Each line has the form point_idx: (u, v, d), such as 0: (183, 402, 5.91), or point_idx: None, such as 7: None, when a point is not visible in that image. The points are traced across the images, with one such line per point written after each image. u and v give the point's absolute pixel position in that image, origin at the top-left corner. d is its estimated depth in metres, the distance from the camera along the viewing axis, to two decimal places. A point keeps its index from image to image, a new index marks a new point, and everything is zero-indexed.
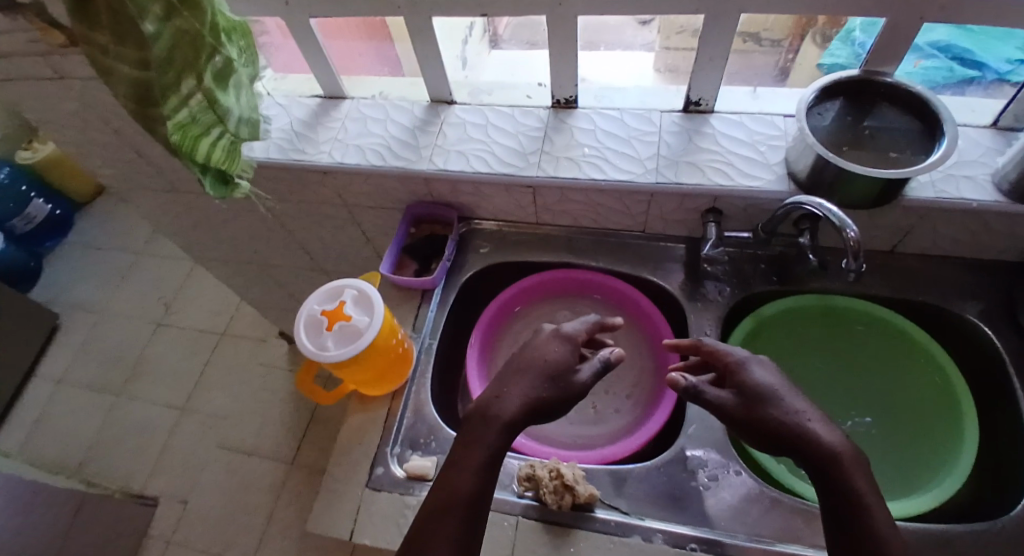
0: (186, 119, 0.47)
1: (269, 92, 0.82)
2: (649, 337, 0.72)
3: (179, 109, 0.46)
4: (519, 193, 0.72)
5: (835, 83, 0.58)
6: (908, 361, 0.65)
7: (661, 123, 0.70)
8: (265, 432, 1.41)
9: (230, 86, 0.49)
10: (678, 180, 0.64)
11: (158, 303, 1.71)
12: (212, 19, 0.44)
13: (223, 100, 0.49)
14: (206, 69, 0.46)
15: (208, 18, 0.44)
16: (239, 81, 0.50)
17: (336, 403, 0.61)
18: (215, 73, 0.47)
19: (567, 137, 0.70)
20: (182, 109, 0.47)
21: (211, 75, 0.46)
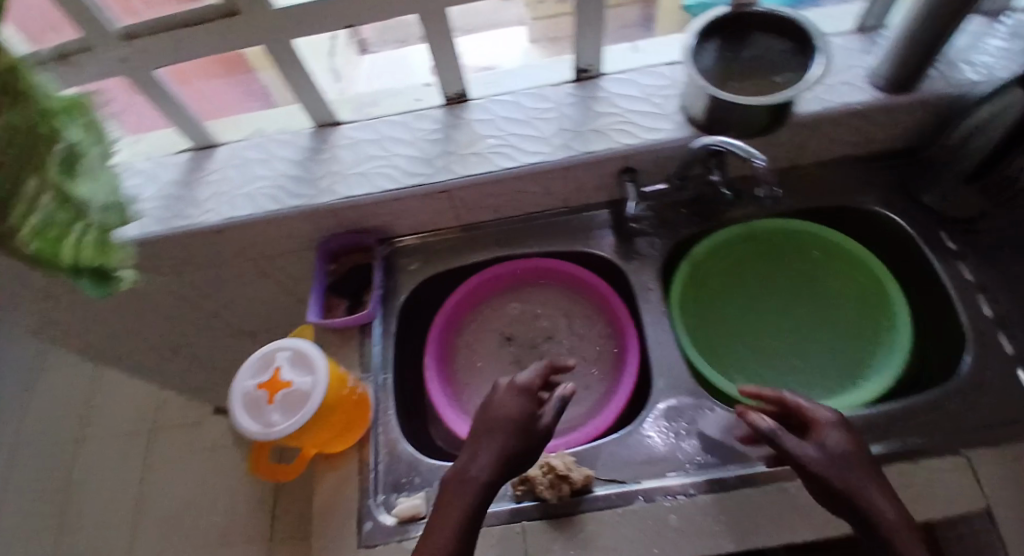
0: (42, 224, 0.39)
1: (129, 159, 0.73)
2: (599, 306, 0.73)
3: (29, 217, 0.38)
4: (435, 200, 0.69)
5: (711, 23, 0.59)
6: (825, 263, 0.70)
7: (557, 97, 0.69)
8: (235, 514, 1.30)
9: (79, 171, 0.42)
10: (588, 150, 0.65)
11: (69, 413, 1.52)
12: (45, 106, 0.37)
13: (75, 191, 0.42)
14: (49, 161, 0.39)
15: (40, 106, 0.37)
16: (92, 165, 0.44)
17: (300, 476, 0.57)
18: (63, 160, 0.40)
19: (469, 133, 0.69)
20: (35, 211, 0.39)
21: (55, 167, 0.39)
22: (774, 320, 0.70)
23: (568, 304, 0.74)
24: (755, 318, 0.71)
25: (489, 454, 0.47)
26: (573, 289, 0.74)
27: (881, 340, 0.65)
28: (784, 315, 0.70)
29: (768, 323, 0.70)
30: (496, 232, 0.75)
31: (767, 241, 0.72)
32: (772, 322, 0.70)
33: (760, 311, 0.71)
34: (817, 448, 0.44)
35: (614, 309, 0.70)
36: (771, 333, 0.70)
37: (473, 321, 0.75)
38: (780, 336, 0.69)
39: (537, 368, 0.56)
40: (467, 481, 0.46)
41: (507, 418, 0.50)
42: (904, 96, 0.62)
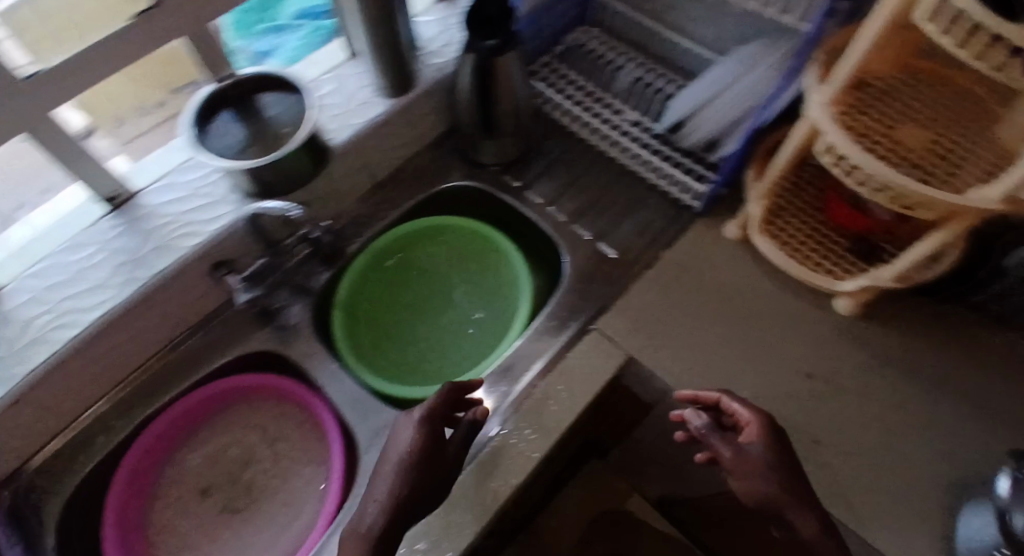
0: None
1: None
2: (280, 396, 0.70)
3: None
4: (10, 416, 0.56)
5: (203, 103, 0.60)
6: (440, 242, 0.78)
7: (100, 232, 0.62)
8: None
9: None
10: (156, 271, 0.60)
11: None
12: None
13: None
14: None
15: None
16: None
17: None
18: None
19: (8, 324, 0.57)
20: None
21: None
22: (429, 307, 0.76)
23: (252, 413, 0.70)
24: (413, 316, 0.75)
25: (383, 492, 0.48)
26: (247, 397, 0.70)
27: (510, 276, 0.76)
28: (434, 299, 0.77)
29: (425, 313, 0.76)
30: (123, 396, 0.67)
31: (387, 252, 0.76)
32: (428, 310, 0.76)
33: (414, 307, 0.76)
34: (737, 453, 0.50)
35: (291, 393, 0.68)
36: (432, 320, 0.75)
37: (158, 496, 0.66)
38: (440, 318, 0.75)
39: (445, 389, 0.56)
40: (360, 535, 0.46)
41: (410, 450, 0.50)
42: (409, 95, 0.71)
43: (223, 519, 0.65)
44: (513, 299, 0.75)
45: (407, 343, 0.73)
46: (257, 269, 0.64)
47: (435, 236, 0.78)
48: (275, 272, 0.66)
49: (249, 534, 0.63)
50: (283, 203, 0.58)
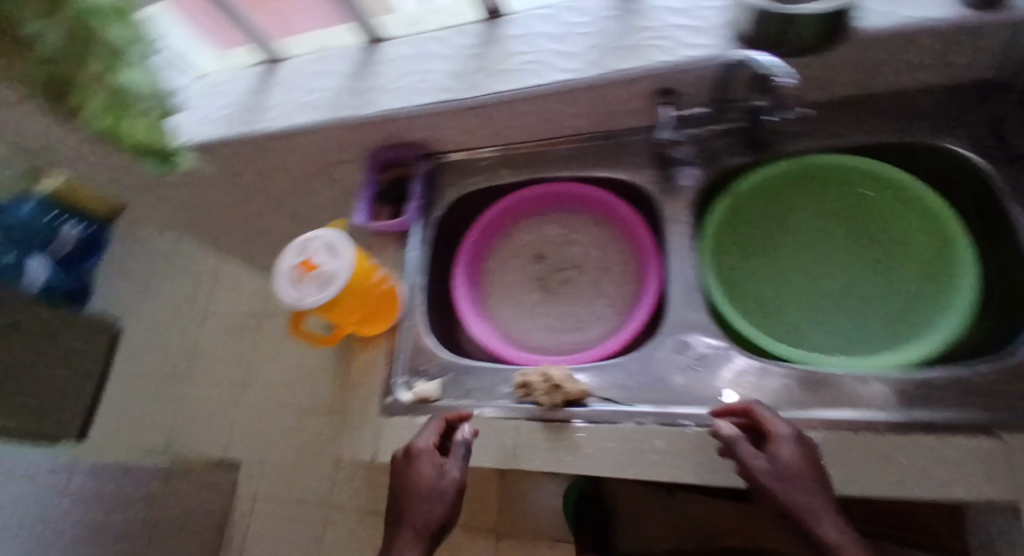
0: (111, 100, 0.52)
1: (216, 71, 0.84)
2: (628, 236, 0.72)
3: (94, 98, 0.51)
4: (468, 119, 0.70)
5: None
6: (884, 207, 0.65)
7: (597, 9, 0.65)
8: (319, 389, 1.49)
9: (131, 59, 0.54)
10: (620, 67, 0.61)
11: (196, 296, 1.79)
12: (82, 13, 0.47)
13: (131, 78, 0.54)
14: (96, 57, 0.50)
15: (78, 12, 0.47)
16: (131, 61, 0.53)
17: (334, 344, 0.66)
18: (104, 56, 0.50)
19: (502, 49, 0.67)
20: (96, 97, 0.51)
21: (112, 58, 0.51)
22: (808, 277, 0.68)
23: (600, 233, 0.74)
24: (787, 272, 0.69)
25: (428, 471, 0.55)
26: (605, 216, 0.74)
27: (939, 293, 0.59)
28: (819, 274, 0.68)
29: (800, 279, 0.68)
30: (528, 154, 0.76)
31: (819, 175, 0.67)
32: (805, 278, 0.68)
33: (794, 265, 0.69)
34: None
35: (641, 242, 0.69)
36: (801, 290, 0.68)
37: (507, 237, 0.78)
38: (810, 294, 0.67)
39: (432, 427, 0.60)
40: (427, 495, 0.54)
41: (432, 460, 0.56)
42: (995, 12, 0.52)
43: (529, 287, 0.74)
44: (919, 321, 0.60)
45: (761, 290, 0.68)
46: (692, 115, 0.64)
47: (885, 195, 0.65)
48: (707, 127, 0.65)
49: (535, 312, 0.73)
50: (780, 63, 0.50)
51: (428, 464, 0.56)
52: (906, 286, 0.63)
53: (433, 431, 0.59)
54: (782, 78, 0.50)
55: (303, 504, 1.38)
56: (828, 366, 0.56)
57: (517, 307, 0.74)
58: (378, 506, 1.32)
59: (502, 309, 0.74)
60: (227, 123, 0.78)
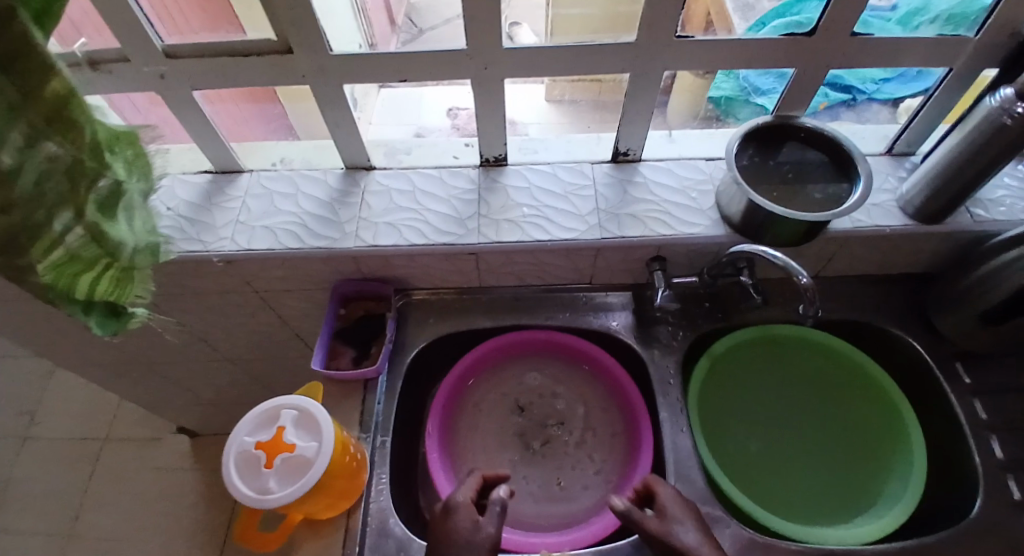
0: (62, 262, 0.31)
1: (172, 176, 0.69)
2: (613, 394, 0.69)
3: (51, 250, 0.31)
4: (459, 261, 0.67)
5: (750, 130, 0.62)
6: (827, 376, 0.71)
7: (595, 174, 0.70)
8: (172, 547, 1.16)
9: (120, 211, 0.34)
10: (622, 233, 0.64)
11: (2, 414, 1.35)
12: (94, 138, 0.30)
13: (114, 232, 0.34)
14: (88, 199, 0.31)
15: (89, 137, 0.29)
16: (131, 201, 0.35)
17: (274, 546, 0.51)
18: (106, 202, 0.31)
19: (503, 198, 0.67)
20: (57, 249, 0.31)
21: (94, 203, 0.32)
22: (788, 420, 0.70)
23: (584, 387, 0.71)
24: (769, 416, 0.71)
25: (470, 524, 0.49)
26: (589, 369, 0.71)
27: (888, 462, 0.65)
28: (797, 419, 0.70)
29: (782, 424, 0.70)
30: (512, 299, 0.73)
31: (776, 344, 0.72)
32: (775, 426, 0.70)
33: (774, 407, 0.71)
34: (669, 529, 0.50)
35: (630, 401, 0.66)
36: (784, 435, 0.69)
37: (482, 383, 0.71)
38: (792, 440, 0.69)
39: (469, 481, 0.54)
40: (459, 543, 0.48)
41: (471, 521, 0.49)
42: (935, 225, 0.64)
43: (508, 444, 0.67)
44: (882, 489, 0.63)
45: (749, 436, 0.69)
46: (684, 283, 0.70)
47: (830, 367, 0.71)
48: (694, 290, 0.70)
49: (514, 477, 0.65)
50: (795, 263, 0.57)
51: (469, 515, 0.50)
52: (857, 455, 0.67)
53: (468, 483, 0.53)
54: (798, 276, 0.56)
55: None
56: (812, 539, 0.58)
57: (495, 470, 0.65)
58: None
59: (479, 474, 0.65)
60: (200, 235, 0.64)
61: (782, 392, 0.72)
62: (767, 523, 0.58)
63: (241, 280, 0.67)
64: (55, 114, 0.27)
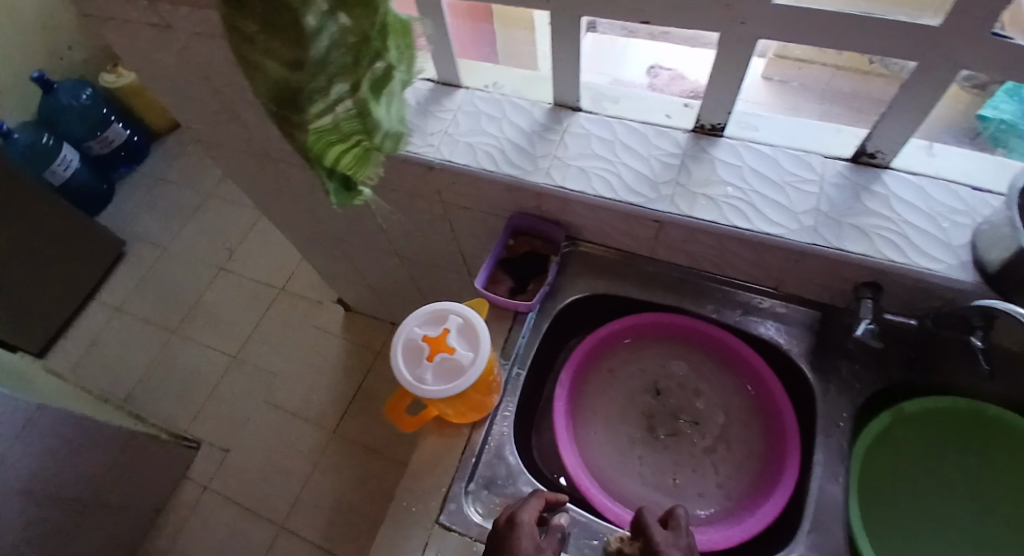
0: (329, 125, 0.34)
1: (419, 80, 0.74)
2: (764, 413, 0.63)
3: (323, 114, 0.34)
4: (640, 224, 0.63)
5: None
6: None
7: (824, 170, 0.60)
8: (311, 394, 1.37)
9: (386, 98, 0.35)
10: (839, 245, 0.55)
11: (219, 245, 1.68)
12: (385, 21, 0.30)
13: (375, 115, 0.35)
14: (365, 79, 0.32)
15: (382, 20, 0.30)
16: (395, 89, 0.36)
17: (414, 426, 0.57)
18: (375, 83, 0.33)
19: (707, 171, 0.61)
20: (327, 114, 0.34)
21: (368, 84, 0.33)
22: (971, 514, 0.58)
23: (732, 394, 0.65)
24: (945, 502, 0.59)
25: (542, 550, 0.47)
26: (743, 378, 0.65)
27: None
28: (984, 516, 0.57)
29: (960, 515, 0.58)
30: (679, 279, 0.68)
31: (968, 420, 0.59)
32: (938, 512, 0.59)
33: (955, 494, 0.59)
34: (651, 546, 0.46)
35: (783, 427, 0.59)
36: (960, 529, 0.57)
37: (623, 352, 0.69)
38: (970, 538, 0.57)
39: (532, 501, 0.51)
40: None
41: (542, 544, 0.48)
42: None
43: (633, 421, 0.65)
44: None
45: (907, 514, 0.59)
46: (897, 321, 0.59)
47: None
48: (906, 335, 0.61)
49: (630, 456, 0.63)
50: None
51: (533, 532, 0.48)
52: None
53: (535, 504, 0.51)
54: None
55: (255, 516, 1.24)
56: None
57: (612, 440, 0.64)
58: (335, 547, 1.18)
59: (597, 439, 0.64)
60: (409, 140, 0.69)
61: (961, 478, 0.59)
62: None
63: (432, 187, 0.72)
64: None
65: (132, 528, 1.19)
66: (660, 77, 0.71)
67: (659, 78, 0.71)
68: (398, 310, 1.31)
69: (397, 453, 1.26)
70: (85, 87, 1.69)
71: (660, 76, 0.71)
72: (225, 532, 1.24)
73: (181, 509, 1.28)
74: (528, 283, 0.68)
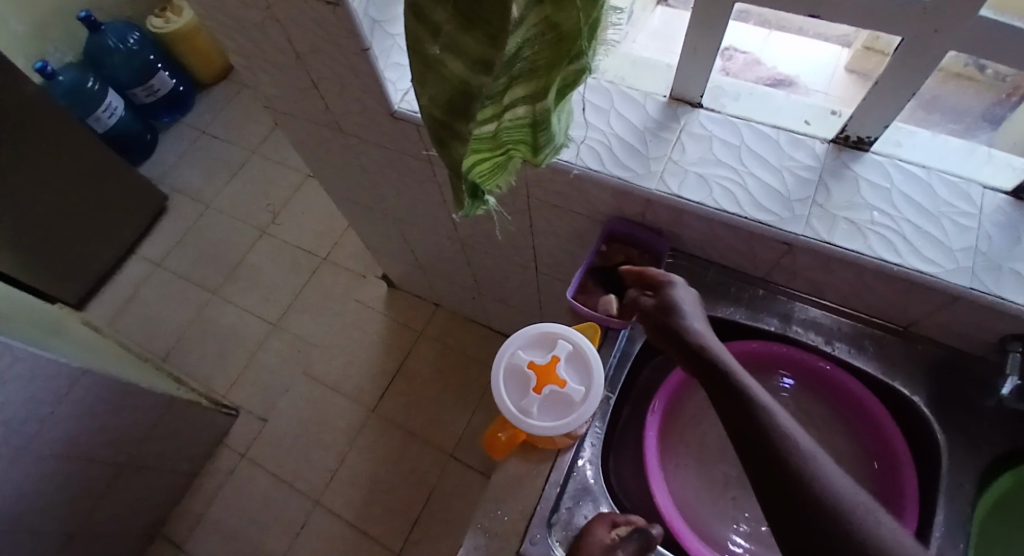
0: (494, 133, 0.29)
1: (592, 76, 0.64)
2: (882, 470, 0.56)
3: (492, 121, 0.29)
4: (763, 245, 0.56)
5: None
6: None
7: (983, 203, 0.53)
8: (351, 369, 1.34)
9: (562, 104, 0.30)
10: (1001, 293, 0.49)
11: (262, 207, 1.64)
12: (597, 14, 0.25)
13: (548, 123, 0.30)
14: (556, 83, 0.27)
15: (597, 12, 0.25)
16: (567, 96, 0.31)
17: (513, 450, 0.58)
18: (564, 87, 0.28)
19: (850, 192, 0.54)
20: (496, 120, 0.29)
21: (556, 88, 0.28)
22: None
23: (842, 442, 0.60)
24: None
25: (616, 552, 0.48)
26: (856, 423, 0.60)
27: None
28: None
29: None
30: (789, 307, 0.62)
31: None
32: None
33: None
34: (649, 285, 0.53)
35: (902, 489, 0.53)
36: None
37: None
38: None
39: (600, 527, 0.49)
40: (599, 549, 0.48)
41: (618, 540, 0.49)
42: None
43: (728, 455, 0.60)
44: None
45: None
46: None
47: None
48: None
49: (722, 495, 0.59)
50: None
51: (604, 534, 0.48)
52: None
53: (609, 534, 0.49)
54: None
55: (290, 487, 1.24)
56: None
57: (704, 474, 0.60)
58: (369, 528, 1.18)
59: (689, 472, 0.59)
60: None
61: None
62: None
63: (523, 180, 0.66)
64: None
65: (169, 488, 1.20)
66: (734, 60, 0.65)
67: (734, 61, 0.65)
68: (447, 292, 1.26)
69: (436, 438, 1.24)
70: (132, 31, 1.64)
71: (735, 60, 0.65)
72: (260, 500, 1.24)
73: (218, 473, 1.28)
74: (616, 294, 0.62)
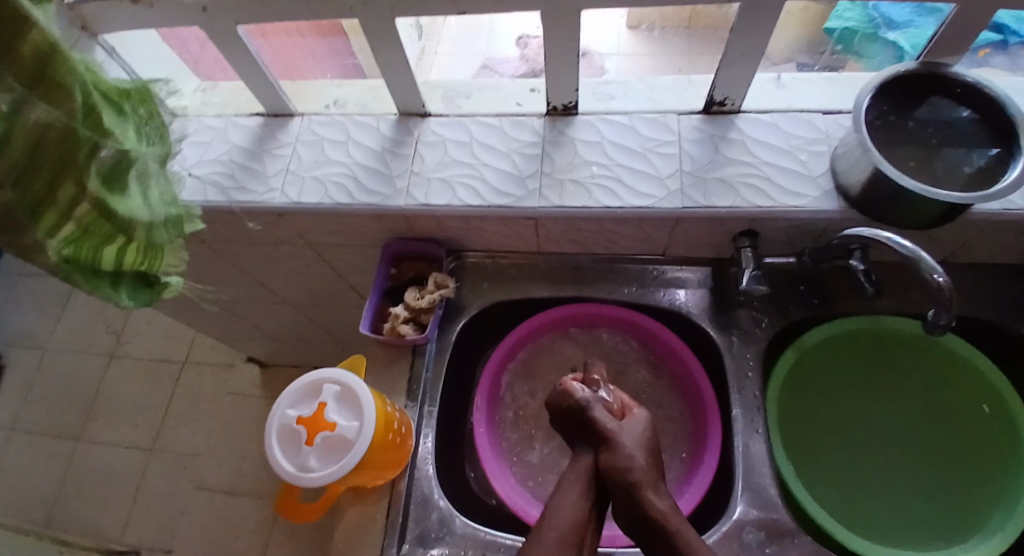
0: (76, 233, 0.31)
1: (324, 111, 0.65)
2: (683, 383, 0.63)
3: (60, 225, 0.30)
4: (518, 224, 0.60)
5: (887, 80, 0.54)
6: (924, 373, 0.61)
7: (681, 128, 0.59)
8: (248, 464, 1.26)
9: (129, 183, 0.33)
10: (709, 203, 0.55)
11: (105, 331, 1.51)
12: (87, 101, 0.28)
13: (124, 202, 0.32)
14: (91, 171, 0.30)
15: (82, 101, 0.28)
16: (144, 169, 0.34)
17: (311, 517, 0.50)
18: (106, 171, 0.30)
19: (569, 155, 0.59)
20: (65, 223, 0.30)
21: (98, 176, 0.30)
22: (885, 435, 0.61)
23: (651, 370, 0.65)
24: (864, 426, 0.61)
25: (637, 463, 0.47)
26: (656, 350, 0.65)
27: (992, 478, 0.55)
28: (893, 432, 0.61)
29: (877, 437, 0.61)
30: (573, 266, 0.66)
31: (868, 337, 0.61)
32: (854, 428, 0.61)
33: (868, 417, 0.62)
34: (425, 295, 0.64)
35: (701, 392, 0.61)
36: (878, 450, 0.60)
37: (533, 357, 0.68)
38: (886, 457, 0.60)
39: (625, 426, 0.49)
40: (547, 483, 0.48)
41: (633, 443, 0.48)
42: None
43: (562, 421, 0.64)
44: (988, 515, 0.53)
45: (831, 438, 0.61)
46: (779, 262, 0.62)
47: (931, 363, 0.60)
48: (791, 272, 0.63)
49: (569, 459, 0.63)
50: (934, 258, 0.45)
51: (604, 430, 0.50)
52: (949, 468, 0.58)
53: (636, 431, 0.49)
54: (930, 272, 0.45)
55: None
56: None
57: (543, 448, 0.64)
58: None
59: (524, 457, 0.63)
60: (243, 186, 0.61)
61: (869, 392, 0.62)
62: (829, 527, 0.51)
63: (292, 231, 0.65)
64: (42, 72, 0.26)
65: None
66: (530, 46, 0.69)
67: (531, 47, 0.69)
68: (318, 353, 1.23)
69: None
70: None
71: (530, 45, 0.69)
72: None
73: None
74: (399, 311, 0.60)
